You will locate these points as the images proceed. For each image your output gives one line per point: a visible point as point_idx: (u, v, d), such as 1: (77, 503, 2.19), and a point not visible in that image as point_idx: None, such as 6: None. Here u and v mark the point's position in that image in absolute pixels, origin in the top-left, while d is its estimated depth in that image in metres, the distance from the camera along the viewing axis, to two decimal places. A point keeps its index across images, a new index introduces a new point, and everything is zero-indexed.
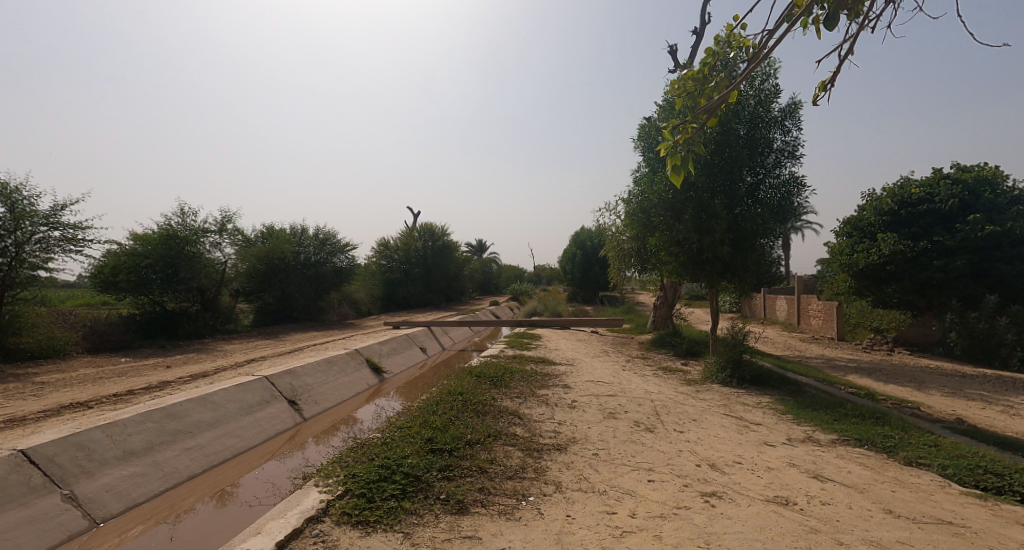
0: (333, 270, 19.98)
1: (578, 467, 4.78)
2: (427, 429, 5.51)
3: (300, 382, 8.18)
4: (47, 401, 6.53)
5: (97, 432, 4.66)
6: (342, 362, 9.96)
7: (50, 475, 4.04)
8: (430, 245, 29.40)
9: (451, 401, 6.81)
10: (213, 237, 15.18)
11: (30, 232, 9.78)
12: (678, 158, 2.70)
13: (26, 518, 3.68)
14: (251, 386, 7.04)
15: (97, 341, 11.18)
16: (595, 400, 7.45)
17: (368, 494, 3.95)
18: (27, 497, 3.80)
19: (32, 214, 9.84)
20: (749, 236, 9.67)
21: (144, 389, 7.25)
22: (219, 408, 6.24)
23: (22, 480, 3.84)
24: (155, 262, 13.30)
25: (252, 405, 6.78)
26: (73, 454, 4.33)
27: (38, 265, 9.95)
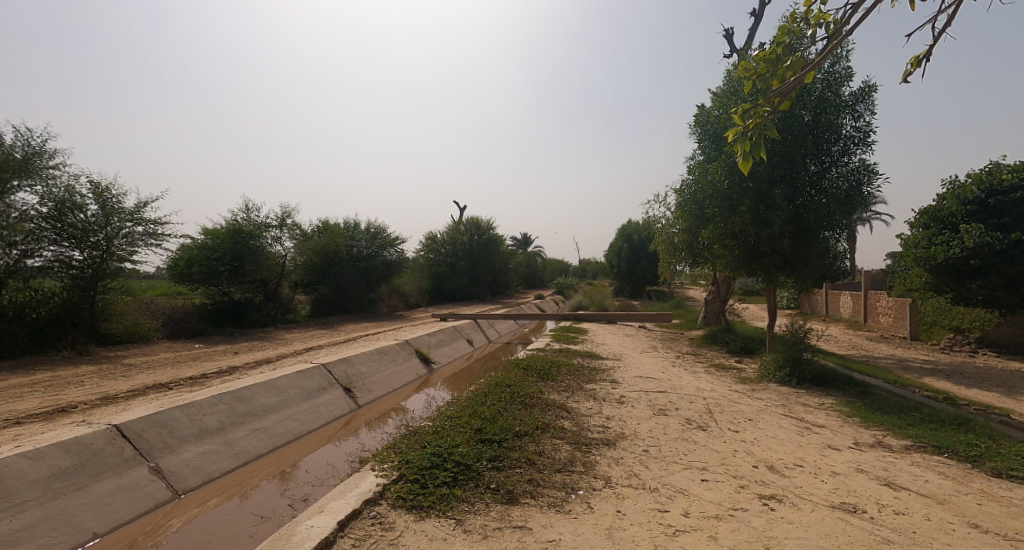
0: (384, 263, 20.65)
1: (628, 464, 4.71)
2: (477, 419, 5.61)
3: (354, 370, 8.54)
4: (135, 381, 7.19)
5: (176, 411, 5.05)
6: (393, 351, 10.31)
7: (139, 449, 4.44)
8: (477, 240, 29.77)
9: (499, 393, 6.89)
10: (274, 231, 16.04)
11: (118, 227, 10.58)
12: (749, 143, 2.59)
13: (119, 487, 4.06)
14: (310, 373, 7.42)
15: (174, 328, 12.18)
16: (645, 396, 7.31)
17: (421, 481, 4.08)
18: (120, 467, 4.19)
19: (120, 210, 10.69)
20: (812, 229, 9.13)
21: (215, 373, 7.82)
22: (282, 393, 6.61)
23: (117, 452, 4.25)
24: (223, 255, 14.23)
25: (311, 391, 7.14)
26: (158, 430, 4.74)
27: (125, 257, 10.72)
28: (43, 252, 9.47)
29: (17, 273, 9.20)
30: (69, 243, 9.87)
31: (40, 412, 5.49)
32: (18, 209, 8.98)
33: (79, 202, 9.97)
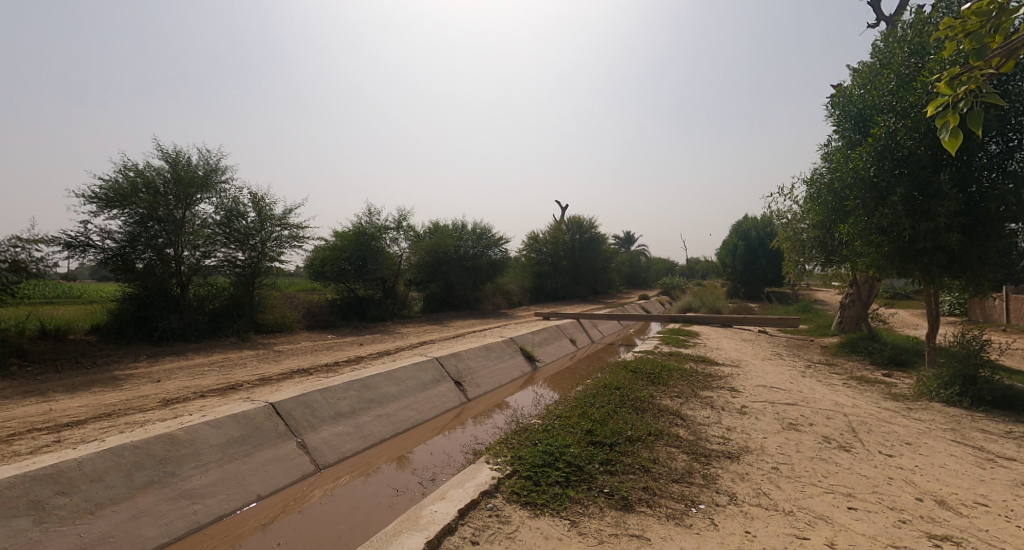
0: (489, 262, 21.36)
1: (756, 481, 4.30)
2: (586, 420, 5.52)
3: (464, 365, 8.93)
4: (283, 365, 8.27)
5: (316, 394, 5.67)
6: (499, 348, 10.61)
7: (289, 425, 5.07)
8: (579, 239, 29.53)
9: (607, 395, 6.73)
10: (392, 233, 17.37)
11: (270, 232, 12.25)
12: (956, 116, 2.19)
13: (276, 457, 4.67)
14: (425, 366, 7.92)
15: (312, 320, 13.89)
16: (770, 408, 6.64)
17: (534, 477, 4.12)
18: (275, 440, 4.82)
19: (271, 217, 12.33)
20: (992, 221, 7.57)
21: (346, 362, 8.70)
22: (401, 383, 7.13)
23: (273, 426, 4.90)
24: (350, 255, 15.78)
25: (426, 382, 7.60)
26: (303, 409, 5.38)
27: (275, 258, 12.38)
28: (216, 254, 11.16)
29: (201, 273, 10.96)
30: (235, 245, 11.61)
31: (215, 388, 6.54)
32: (200, 217, 10.79)
33: (242, 210, 11.67)
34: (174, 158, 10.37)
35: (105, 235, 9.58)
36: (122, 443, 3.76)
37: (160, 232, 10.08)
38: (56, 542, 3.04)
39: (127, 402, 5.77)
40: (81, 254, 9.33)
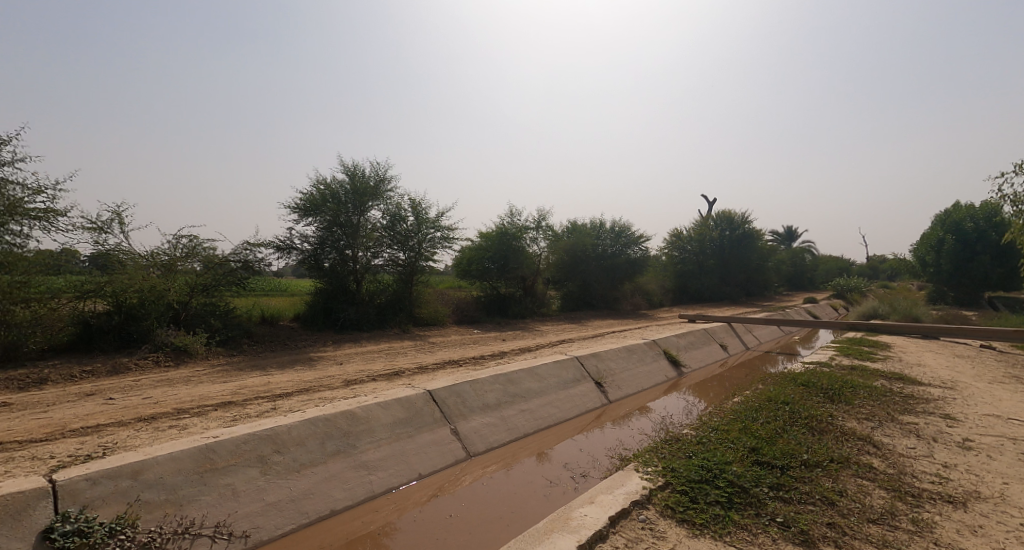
0: (628, 261, 20.63)
1: (994, 537, 3.34)
2: (749, 437, 4.90)
3: (605, 366, 8.69)
4: (436, 356, 9.01)
5: (467, 385, 5.98)
6: (641, 350, 10.11)
7: (444, 412, 5.43)
8: (728, 235, 26.88)
9: (773, 410, 5.91)
10: (532, 233, 17.69)
11: (426, 234, 13.33)
12: None
13: (433, 440, 5.04)
14: (565, 364, 7.88)
15: (460, 315, 15.02)
16: (1009, 445, 5.15)
17: (690, 493, 3.77)
18: (433, 424, 5.20)
19: (426, 221, 13.34)
20: None
21: (491, 356, 9.13)
22: (543, 380, 7.18)
23: (431, 412, 5.29)
24: (493, 254, 16.54)
25: (567, 381, 7.56)
26: (455, 398, 5.72)
27: (429, 258, 13.51)
28: (383, 254, 12.63)
29: (371, 271, 12.52)
30: (398, 246, 12.98)
31: (383, 373, 7.36)
32: (371, 222, 12.31)
33: (403, 215, 12.93)
34: (352, 171, 11.97)
35: (304, 239, 11.51)
36: (317, 415, 4.39)
37: (341, 236, 11.80)
38: (273, 491, 3.67)
39: (318, 380, 6.82)
40: (287, 255, 11.34)
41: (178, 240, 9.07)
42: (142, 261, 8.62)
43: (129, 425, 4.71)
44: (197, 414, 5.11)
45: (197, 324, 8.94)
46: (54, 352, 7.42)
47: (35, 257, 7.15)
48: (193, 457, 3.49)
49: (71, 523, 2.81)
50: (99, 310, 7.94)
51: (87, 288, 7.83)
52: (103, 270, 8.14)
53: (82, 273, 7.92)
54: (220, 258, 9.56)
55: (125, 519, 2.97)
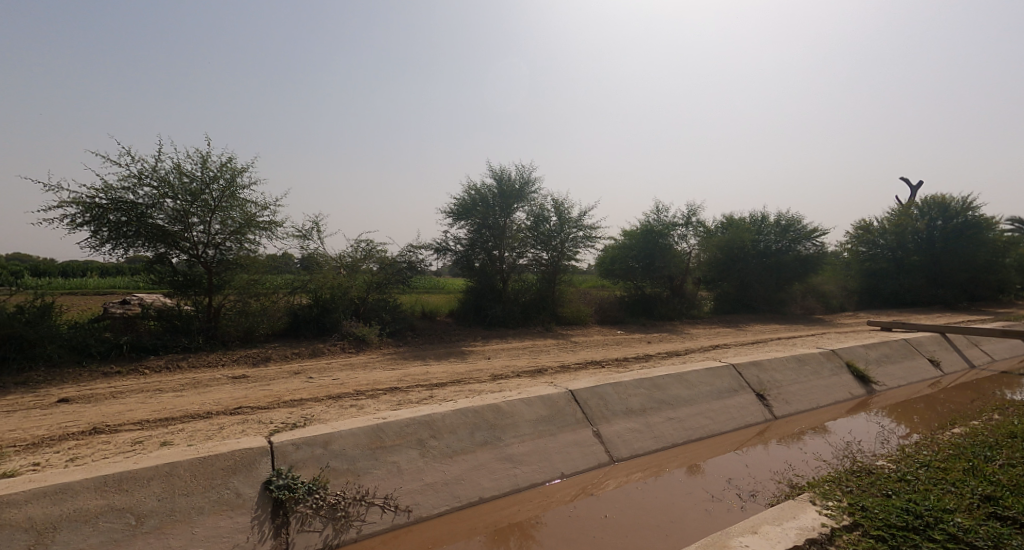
0: (798, 259, 17.97)
1: None
2: (981, 481, 3.81)
3: (768, 376, 7.63)
4: (578, 356, 8.98)
5: (610, 387, 5.78)
6: (816, 362, 8.67)
7: (586, 413, 5.33)
8: (941, 225, 21.59)
9: (1018, 449, 4.51)
10: (681, 229, 16.45)
11: (568, 234, 13.36)
12: None
13: (575, 441, 4.99)
14: (719, 372, 7.09)
15: (603, 315, 14.84)
16: None
17: (890, 541, 3.07)
18: (575, 425, 5.14)
19: (569, 220, 13.35)
20: None
21: (635, 358, 8.77)
22: (692, 388, 6.57)
23: (573, 412, 5.24)
24: (638, 253, 15.87)
25: (723, 390, 6.85)
26: (597, 400, 5.56)
27: (571, 257, 13.54)
28: (528, 254, 13.05)
29: (516, 271, 13.05)
30: (542, 247, 13.28)
31: (527, 370, 7.58)
32: (516, 224, 12.83)
33: (547, 215, 13.16)
34: (499, 175, 12.61)
35: (457, 241, 12.50)
36: (467, 406, 4.69)
37: (490, 238, 12.54)
38: (430, 473, 4.02)
39: (469, 373, 7.33)
40: (444, 256, 12.44)
41: (359, 244, 10.62)
42: (333, 262, 10.27)
43: (322, 401, 5.62)
44: (371, 396, 5.87)
45: (373, 317, 10.32)
46: (274, 336, 9.28)
47: (262, 260, 9.01)
48: (366, 434, 3.99)
49: (281, 478, 3.43)
50: (304, 303, 9.68)
51: (296, 285, 9.61)
52: (308, 270, 9.94)
53: (294, 272, 9.73)
54: (390, 259, 10.95)
55: (318, 482, 3.53)
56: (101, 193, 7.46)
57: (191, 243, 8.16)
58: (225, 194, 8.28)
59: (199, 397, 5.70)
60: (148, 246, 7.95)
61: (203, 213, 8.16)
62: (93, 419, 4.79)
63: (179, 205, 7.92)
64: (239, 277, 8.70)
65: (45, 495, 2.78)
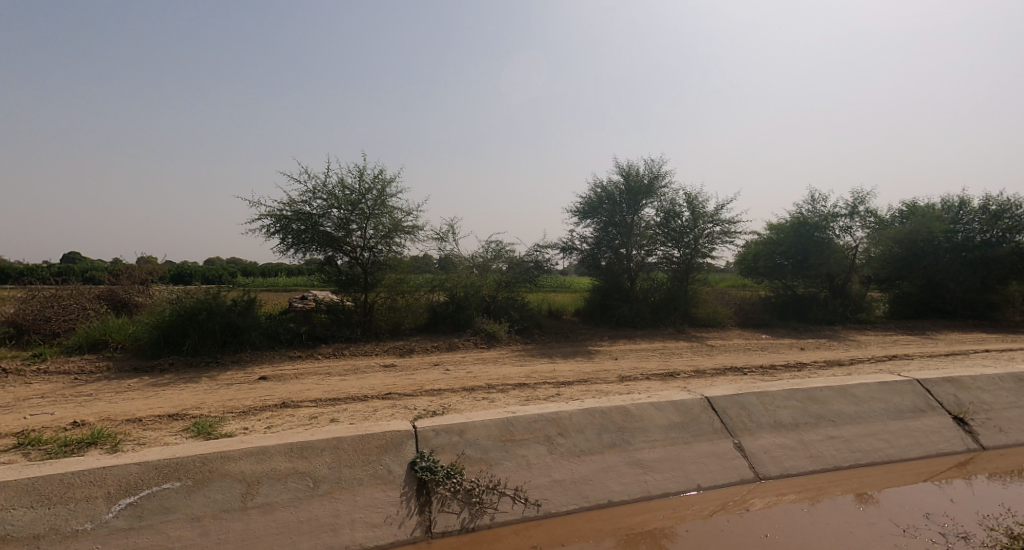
0: (1017, 252, 14.13)
1: None
2: None
3: (971, 397, 6.10)
4: (717, 360, 8.29)
5: (753, 397, 5.23)
6: None
7: (725, 423, 4.89)
8: None
9: None
10: (844, 221, 14.04)
11: (703, 229, 12.43)
12: None
13: (713, 452, 4.62)
14: (898, 388, 5.85)
15: (744, 317, 13.55)
16: None
17: None
18: (713, 435, 4.76)
19: (704, 214, 12.39)
20: None
21: (785, 366, 7.81)
22: (861, 404, 5.53)
23: (709, 421, 4.87)
24: (788, 249, 13.97)
25: (904, 410, 5.65)
26: (739, 410, 5.06)
27: (707, 254, 12.58)
28: (657, 251, 12.46)
29: (645, 269, 12.56)
30: (673, 244, 12.56)
31: (657, 373, 7.24)
32: (645, 220, 12.34)
33: (678, 210, 12.39)
34: (627, 171, 12.24)
35: (583, 240, 12.45)
36: (594, 406, 4.66)
37: (617, 236, 12.25)
38: (558, 470, 4.08)
39: (596, 373, 7.26)
40: (569, 255, 12.49)
41: (489, 245, 11.19)
42: (466, 262, 10.97)
43: (458, 392, 6.07)
44: (501, 390, 6.16)
45: (503, 314, 10.80)
46: (417, 330, 10.26)
47: (407, 261, 10.01)
48: (497, 426, 4.20)
49: (424, 460, 3.80)
50: (441, 300, 10.53)
51: (435, 284, 10.47)
52: (445, 269, 10.74)
53: (433, 272, 10.61)
54: (518, 258, 11.34)
55: (455, 467, 3.82)
56: (286, 207, 9.00)
57: (352, 247, 9.40)
58: (377, 202, 9.38)
59: (359, 382, 6.57)
60: (320, 250, 9.36)
61: (361, 220, 9.36)
62: (283, 395, 5.83)
63: (342, 215, 9.18)
64: (388, 277, 9.79)
65: (252, 454, 3.47)
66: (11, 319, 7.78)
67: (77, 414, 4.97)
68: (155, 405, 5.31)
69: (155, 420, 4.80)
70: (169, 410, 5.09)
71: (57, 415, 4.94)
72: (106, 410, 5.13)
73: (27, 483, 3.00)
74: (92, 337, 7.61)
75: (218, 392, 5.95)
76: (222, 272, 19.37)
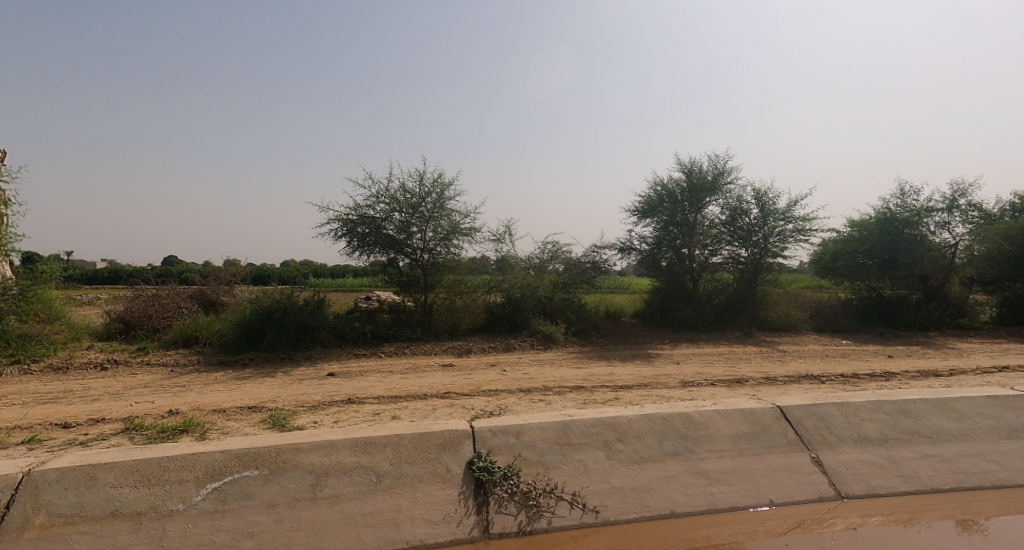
0: None
1: None
2: None
3: None
4: (790, 367, 7.74)
5: (833, 408, 4.83)
6: None
7: (801, 435, 4.54)
8: None
9: None
10: (940, 216, 12.65)
11: (773, 227, 11.68)
12: None
13: (787, 466, 4.30)
14: (1011, 404, 5.15)
15: (821, 321, 12.57)
16: None
17: None
18: (786, 448, 4.43)
19: (774, 211, 11.65)
20: None
21: (870, 376, 7.13)
22: (965, 420, 4.94)
23: (782, 432, 4.54)
24: (873, 248, 12.73)
25: (1019, 428, 4.96)
26: (816, 421, 4.69)
27: (777, 254, 11.82)
28: (722, 251, 11.87)
29: (709, 269, 12.01)
30: (739, 243, 11.90)
31: (723, 379, 6.87)
32: (708, 219, 11.81)
33: (746, 208, 11.73)
34: (689, 168, 11.76)
35: (642, 240, 12.10)
36: (655, 412, 4.50)
37: (678, 235, 11.80)
38: (617, 477, 3.97)
39: (657, 378, 7.01)
40: (628, 256, 12.18)
41: (546, 246, 11.15)
42: (523, 263, 10.99)
43: (515, 393, 6.08)
44: (558, 393, 6.11)
45: (559, 315, 10.72)
46: (475, 330, 10.43)
47: (465, 262, 10.18)
48: (554, 430, 4.16)
49: (482, 460, 3.83)
50: (498, 301, 10.63)
51: (492, 285, 10.58)
52: (502, 270, 10.82)
53: (491, 273, 10.73)
54: (575, 259, 11.23)
55: (512, 469, 3.82)
56: (352, 211, 9.44)
57: (412, 248, 9.71)
58: (437, 205, 9.64)
59: (419, 380, 6.77)
60: (383, 252, 9.73)
61: (421, 223, 9.65)
62: (349, 391, 6.12)
63: (403, 219, 9.52)
64: (446, 277, 10.01)
65: (321, 447, 3.66)
66: (120, 315, 8.74)
67: (172, 403, 5.49)
68: (237, 397, 5.75)
69: (239, 411, 5.20)
70: (249, 402, 5.49)
71: (155, 403, 5.47)
72: (195, 400, 5.62)
73: (131, 465, 3.33)
74: (186, 333, 8.38)
75: (292, 386, 6.36)
76: (295, 273, 20.73)
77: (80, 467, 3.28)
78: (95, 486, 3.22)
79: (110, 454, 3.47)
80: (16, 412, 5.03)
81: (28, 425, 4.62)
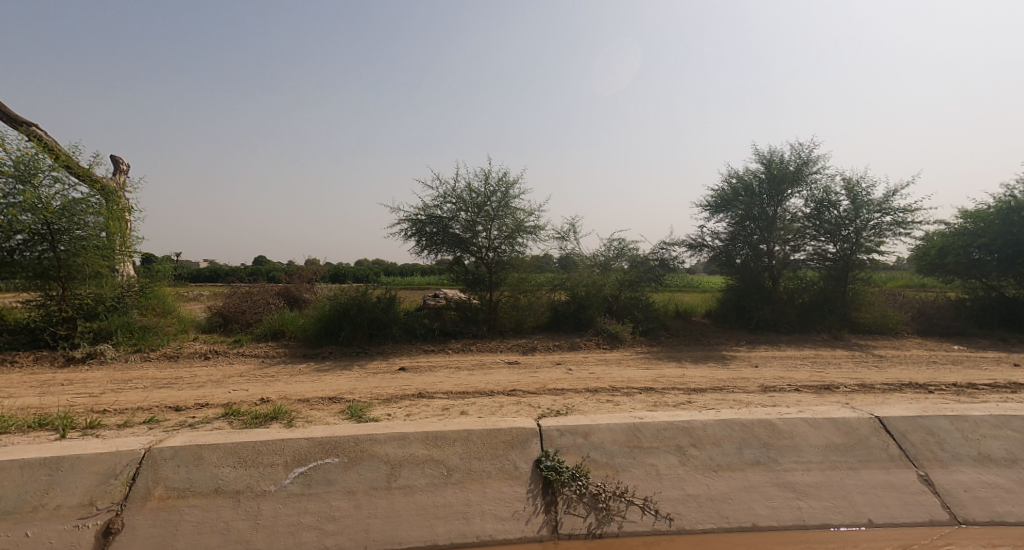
0: None
1: None
2: None
3: None
4: (890, 374, 6.98)
5: (944, 421, 4.32)
6: None
7: (905, 450, 4.10)
8: None
9: None
10: None
11: (867, 219, 10.63)
12: None
13: (889, 484, 3.89)
14: None
15: (926, 324, 11.27)
16: None
17: None
18: (888, 463, 4.01)
19: (868, 202, 10.59)
20: None
21: (991, 386, 6.27)
22: None
23: (882, 445, 4.12)
24: (992, 241, 11.18)
25: None
26: (924, 435, 4.21)
27: (872, 249, 10.76)
28: (806, 247, 11.00)
29: (791, 267, 11.17)
30: (826, 237, 10.96)
31: (810, 384, 6.34)
32: (790, 212, 10.97)
33: (834, 199, 10.76)
34: (768, 159, 10.98)
35: (715, 236, 11.48)
36: (733, 418, 4.26)
37: (756, 230, 11.06)
38: (692, 484, 3.79)
39: (734, 381, 6.60)
40: (699, 253, 11.61)
41: (612, 244, 10.87)
42: (588, 261, 10.81)
43: (582, 393, 5.99)
44: (626, 394, 5.93)
45: (625, 314, 10.46)
46: (540, 328, 10.41)
47: (529, 260, 10.21)
48: (625, 432, 4.05)
49: (549, 460, 3.80)
50: (563, 299, 10.51)
51: (557, 283, 10.51)
52: (566, 268, 10.72)
53: (555, 271, 10.67)
54: (642, 257, 10.88)
55: (580, 470, 3.76)
56: (421, 211, 9.76)
57: (478, 247, 9.86)
58: (502, 204, 9.74)
59: (485, 377, 6.86)
60: (450, 251, 9.98)
61: (486, 222, 9.78)
62: (418, 386, 6.33)
63: (469, 218, 9.71)
64: (511, 276, 10.09)
65: (395, 439, 3.81)
66: (220, 310, 9.65)
67: (263, 391, 5.98)
68: (318, 388, 6.15)
69: (320, 401, 5.56)
70: (329, 393, 5.85)
71: (250, 391, 5.99)
72: (283, 390, 6.08)
73: (230, 447, 3.67)
74: (274, 328, 9.10)
75: (367, 379, 6.69)
76: (368, 271, 21.77)
77: (189, 446, 3.66)
78: (201, 464, 3.57)
79: (213, 437, 3.84)
80: (138, 396, 5.71)
81: (147, 407, 5.22)
